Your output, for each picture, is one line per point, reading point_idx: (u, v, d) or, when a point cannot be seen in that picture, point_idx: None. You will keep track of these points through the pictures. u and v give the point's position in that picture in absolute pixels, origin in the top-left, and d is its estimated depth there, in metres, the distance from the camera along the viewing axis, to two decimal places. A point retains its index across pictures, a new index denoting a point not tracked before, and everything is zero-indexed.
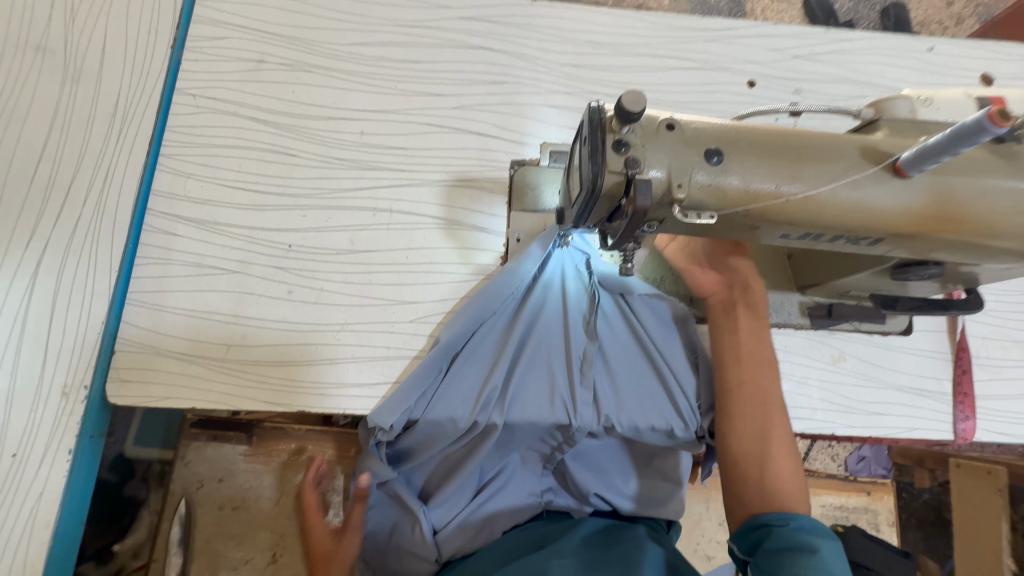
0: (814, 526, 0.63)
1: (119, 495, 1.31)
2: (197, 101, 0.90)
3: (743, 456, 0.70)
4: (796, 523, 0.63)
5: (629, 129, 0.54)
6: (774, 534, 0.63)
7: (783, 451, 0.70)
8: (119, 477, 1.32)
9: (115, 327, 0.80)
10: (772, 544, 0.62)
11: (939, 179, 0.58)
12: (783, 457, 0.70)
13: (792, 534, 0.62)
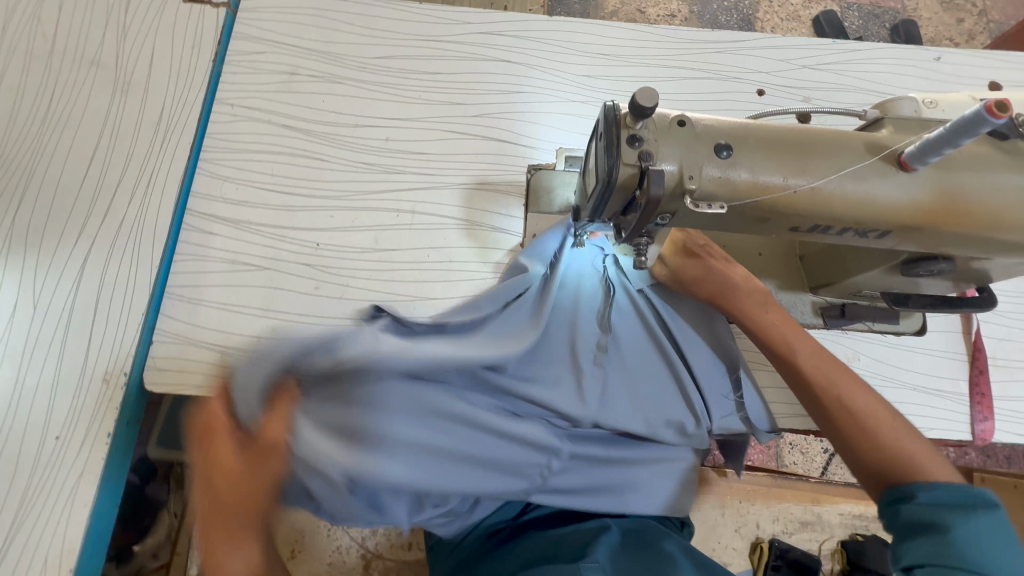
0: (951, 498, 0.58)
1: (140, 496, 1.32)
2: (235, 110, 0.96)
3: (849, 441, 0.68)
4: (928, 498, 0.59)
5: (642, 125, 0.57)
6: (904, 511, 0.60)
7: (890, 418, 0.68)
8: (142, 478, 1.33)
9: (154, 319, 0.85)
10: (903, 520, 0.60)
11: (944, 173, 0.60)
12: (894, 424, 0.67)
13: (923, 508, 0.59)
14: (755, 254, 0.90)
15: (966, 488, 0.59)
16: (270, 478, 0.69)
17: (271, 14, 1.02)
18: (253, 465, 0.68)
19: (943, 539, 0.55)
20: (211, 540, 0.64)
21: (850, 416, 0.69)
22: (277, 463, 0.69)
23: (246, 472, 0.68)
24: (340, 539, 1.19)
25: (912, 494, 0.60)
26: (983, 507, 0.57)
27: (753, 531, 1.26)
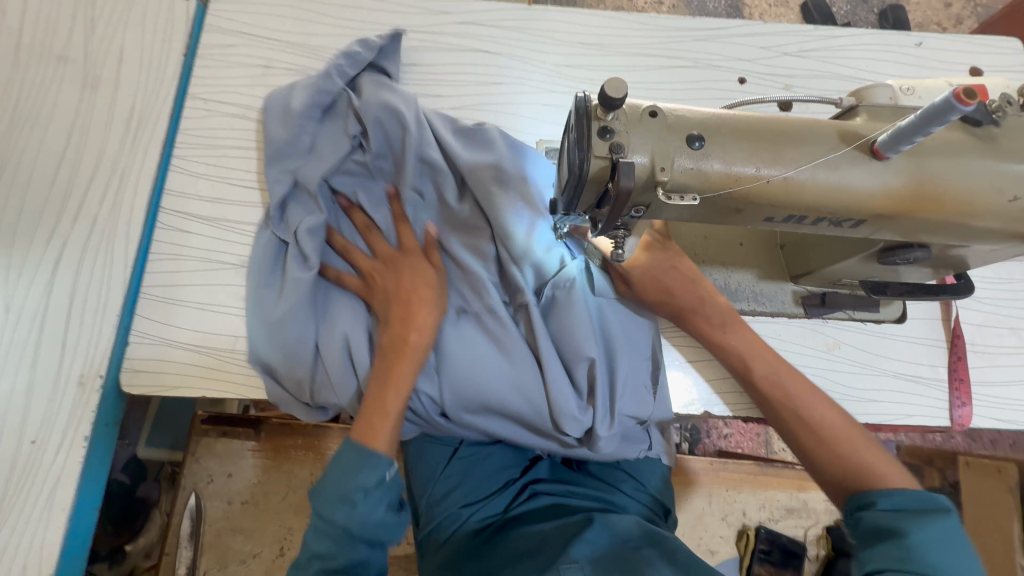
0: (907, 504, 0.62)
1: (131, 496, 1.34)
2: (207, 105, 0.95)
3: (811, 458, 0.71)
4: (885, 506, 0.63)
5: (613, 116, 0.57)
6: (864, 520, 0.63)
7: (860, 438, 0.69)
8: (131, 478, 1.35)
9: (130, 320, 0.84)
10: (866, 527, 0.63)
11: (917, 160, 0.59)
12: (863, 446, 0.69)
13: (885, 514, 0.62)
14: (736, 244, 0.91)
15: (918, 496, 0.63)
16: (435, 317, 0.77)
17: (244, 6, 1.00)
18: (402, 314, 0.76)
19: (903, 545, 0.58)
20: (390, 372, 0.73)
21: (819, 441, 0.70)
22: (415, 334, 0.75)
23: (416, 283, 0.78)
24: None
25: (873, 503, 0.63)
26: (938, 513, 0.61)
27: (739, 518, 1.27)
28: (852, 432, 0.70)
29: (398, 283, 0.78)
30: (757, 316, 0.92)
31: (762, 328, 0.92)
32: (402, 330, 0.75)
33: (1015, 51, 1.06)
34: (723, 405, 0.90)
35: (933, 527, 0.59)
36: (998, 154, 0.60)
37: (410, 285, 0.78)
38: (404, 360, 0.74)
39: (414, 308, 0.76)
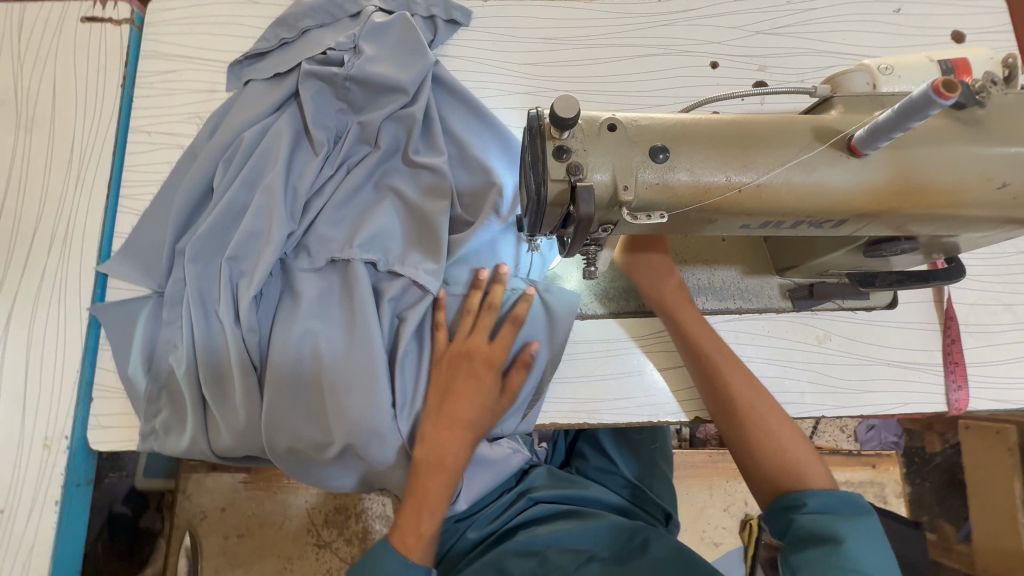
0: (829, 506, 0.68)
1: (136, 526, 1.36)
2: (152, 138, 0.89)
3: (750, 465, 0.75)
4: (812, 506, 0.69)
5: (569, 134, 0.52)
6: (798, 523, 0.69)
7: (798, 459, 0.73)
8: (134, 509, 1.37)
9: (91, 374, 0.80)
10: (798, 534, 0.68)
11: (897, 153, 0.56)
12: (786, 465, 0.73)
13: (814, 520, 0.68)
14: (717, 241, 0.90)
15: (841, 494, 0.70)
16: (481, 425, 0.77)
17: (183, 27, 0.94)
18: (450, 424, 0.75)
19: (839, 551, 0.64)
20: (422, 495, 0.74)
21: (762, 445, 0.74)
22: (451, 452, 0.75)
23: (467, 390, 0.76)
24: (330, 562, 1.18)
25: (802, 505, 0.69)
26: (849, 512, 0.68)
27: (741, 508, 1.27)
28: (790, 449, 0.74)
29: (438, 382, 0.77)
30: (744, 313, 0.89)
31: (750, 324, 0.88)
32: (432, 445, 0.74)
33: (998, 10, 1.01)
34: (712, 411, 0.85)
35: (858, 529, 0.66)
36: (981, 138, 0.56)
37: (457, 383, 0.77)
38: (437, 476, 0.74)
39: (449, 403, 0.76)
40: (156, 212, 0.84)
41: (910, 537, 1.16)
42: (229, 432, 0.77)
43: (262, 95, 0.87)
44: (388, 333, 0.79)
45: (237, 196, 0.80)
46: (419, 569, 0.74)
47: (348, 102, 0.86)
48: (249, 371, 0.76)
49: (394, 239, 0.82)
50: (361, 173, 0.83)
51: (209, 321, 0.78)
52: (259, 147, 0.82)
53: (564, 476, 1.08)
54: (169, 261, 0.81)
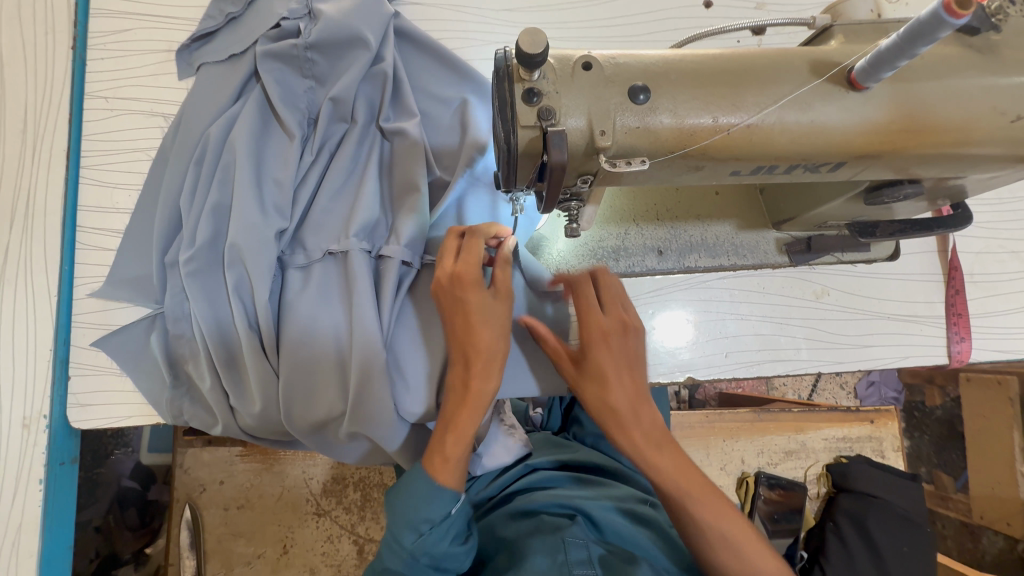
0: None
1: (146, 499, 1.39)
2: (109, 104, 0.84)
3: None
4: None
5: (540, 75, 0.48)
6: None
7: (733, 525, 0.61)
8: (142, 483, 1.39)
9: (66, 353, 0.78)
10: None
11: (900, 87, 0.51)
12: (713, 515, 0.61)
13: None
14: (710, 195, 0.85)
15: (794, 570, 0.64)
16: (501, 355, 0.70)
17: None
18: (465, 357, 0.69)
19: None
20: (453, 420, 0.67)
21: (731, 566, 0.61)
22: (479, 379, 0.68)
23: (486, 318, 0.69)
24: (331, 529, 1.19)
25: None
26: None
27: (738, 466, 1.28)
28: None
29: (452, 313, 0.70)
30: (739, 270, 0.85)
31: (745, 282, 0.85)
32: (465, 373, 0.68)
33: None
34: (705, 369, 0.83)
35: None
36: (996, 67, 0.51)
37: (465, 314, 0.69)
38: (462, 404, 0.68)
39: (467, 331, 0.69)
40: (140, 216, 0.80)
41: (908, 489, 1.15)
42: (259, 428, 0.79)
43: (221, 79, 0.82)
44: (393, 314, 0.78)
45: (221, 196, 0.76)
46: (449, 496, 0.65)
47: (314, 76, 0.81)
48: (264, 373, 0.75)
49: (387, 218, 0.81)
50: (346, 154, 0.80)
51: (218, 330, 0.75)
52: (228, 144, 0.77)
53: (562, 444, 1.09)
54: (161, 276, 0.77)
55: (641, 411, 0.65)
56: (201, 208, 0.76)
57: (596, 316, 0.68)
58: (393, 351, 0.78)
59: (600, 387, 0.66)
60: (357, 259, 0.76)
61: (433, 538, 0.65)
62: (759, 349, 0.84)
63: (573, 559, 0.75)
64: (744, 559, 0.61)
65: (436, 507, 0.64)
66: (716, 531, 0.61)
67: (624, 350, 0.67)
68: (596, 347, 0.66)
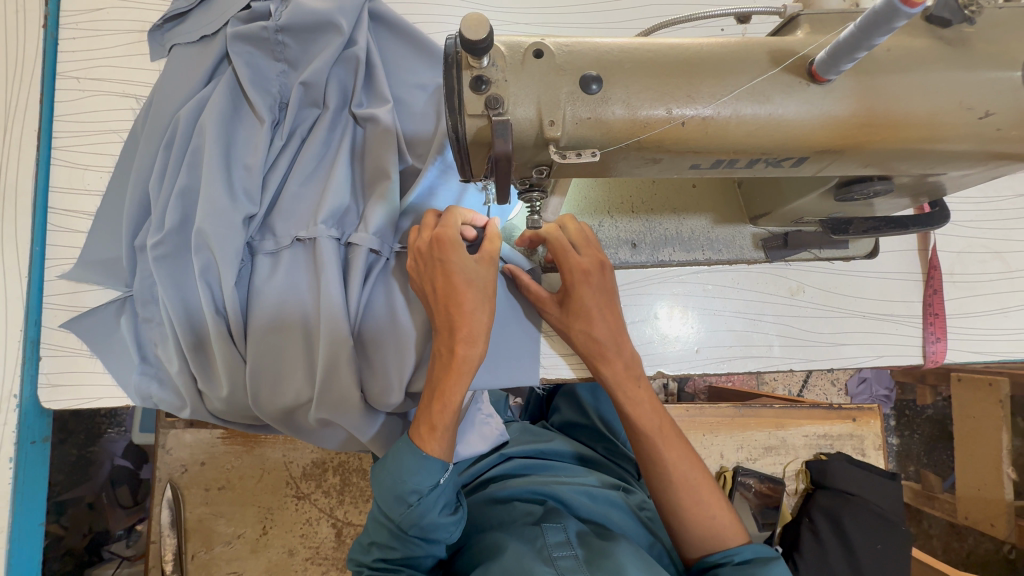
0: (760, 553, 0.64)
1: (137, 478, 1.41)
2: (82, 85, 0.84)
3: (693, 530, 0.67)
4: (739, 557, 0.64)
5: (488, 62, 0.46)
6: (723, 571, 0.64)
7: (691, 464, 0.69)
8: (135, 462, 1.41)
9: (37, 333, 0.79)
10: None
11: (863, 79, 0.49)
12: (675, 454, 0.69)
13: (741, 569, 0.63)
14: (688, 186, 0.84)
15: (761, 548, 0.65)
16: (484, 321, 0.69)
17: None
18: (448, 325, 0.69)
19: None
20: (440, 389, 0.67)
21: (692, 513, 0.67)
22: (464, 345, 0.68)
23: (470, 286, 0.69)
24: (310, 512, 1.21)
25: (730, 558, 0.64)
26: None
27: (717, 460, 1.28)
28: (711, 536, 0.67)
29: (435, 282, 0.70)
30: (714, 265, 0.84)
31: (720, 278, 0.84)
32: (448, 341, 0.68)
33: None
34: (676, 364, 0.82)
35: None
36: (966, 59, 0.50)
37: (450, 281, 0.68)
38: (447, 370, 0.68)
39: (452, 300, 0.68)
40: (109, 200, 0.80)
41: (886, 488, 1.15)
42: (227, 411, 0.79)
43: (192, 60, 0.81)
44: (361, 303, 0.78)
45: (191, 181, 0.76)
46: (437, 464, 0.66)
47: (286, 60, 0.80)
48: (231, 358, 0.75)
49: (358, 205, 0.81)
50: (317, 139, 0.79)
51: (186, 314, 0.76)
52: (197, 127, 0.77)
53: (537, 433, 1.10)
54: (131, 259, 0.77)
55: (621, 342, 0.71)
56: (168, 191, 0.76)
57: (575, 257, 0.69)
58: (362, 338, 0.78)
59: (586, 323, 0.72)
60: (326, 246, 0.76)
61: (422, 509, 0.67)
62: (730, 345, 0.83)
63: (551, 542, 0.75)
64: (700, 505, 0.67)
65: (426, 476, 0.66)
66: (678, 471, 0.68)
67: (603, 287, 0.71)
68: (578, 287, 0.70)
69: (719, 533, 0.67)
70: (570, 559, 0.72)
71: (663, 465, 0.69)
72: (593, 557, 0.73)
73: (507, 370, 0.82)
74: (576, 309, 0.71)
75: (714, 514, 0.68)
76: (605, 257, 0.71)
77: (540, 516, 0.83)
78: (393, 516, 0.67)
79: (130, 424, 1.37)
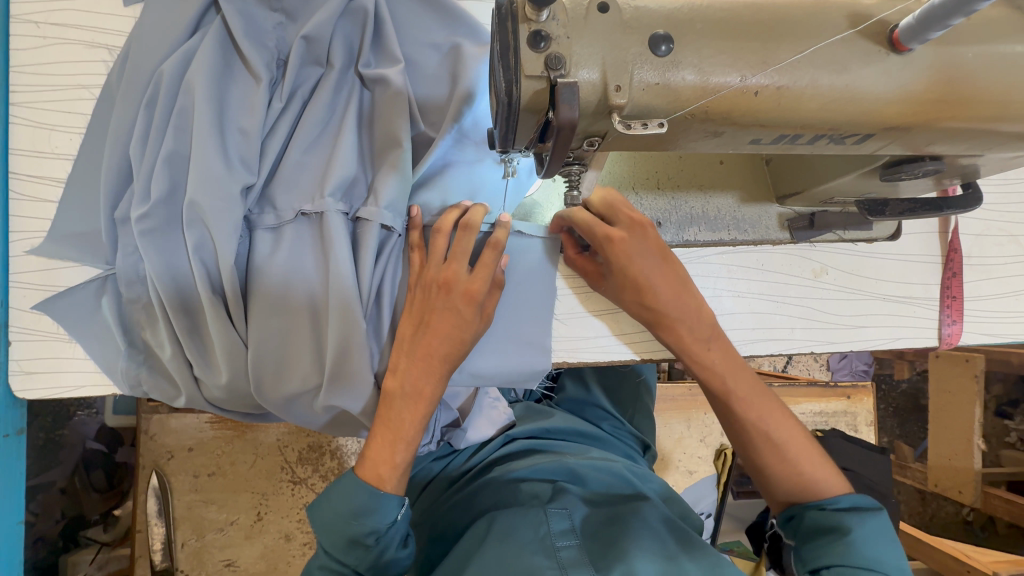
0: (856, 504, 0.62)
1: (113, 462, 1.35)
2: (42, 31, 0.73)
3: (791, 484, 0.65)
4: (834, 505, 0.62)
5: (548, 15, 0.41)
6: (809, 519, 0.63)
7: (777, 420, 0.66)
8: (109, 446, 1.35)
9: (5, 316, 0.71)
10: (807, 526, 0.63)
11: (941, 50, 0.46)
12: (755, 411, 0.66)
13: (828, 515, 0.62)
14: (715, 163, 0.80)
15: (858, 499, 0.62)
16: (451, 349, 0.66)
17: None
18: (423, 359, 0.66)
19: (848, 541, 0.59)
20: (397, 427, 0.65)
21: (780, 470, 0.65)
22: (430, 384, 0.66)
23: (446, 326, 0.66)
24: (306, 497, 1.17)
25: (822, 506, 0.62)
26: (901, 558, 0.60)
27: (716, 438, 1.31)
28: (802, 487, 0.64)
29: (416, 305, 0.68)
30: (738, 245, 0.82)
31: (744, 259, 0.82)
32: (411, 367, 0.66)
33: None
34: None
35: (875, 527, 0.60)
36: None
37: (430, 315, 0.66)
38: (413, 409, 0.65)
39: (424, 335, 0.66)
40: (81, 166, 0.71)
41: (878, 462, 1.19)
42: (229, 399, 0.73)
43: (173, 9, 0.71)
44: (373, 284, 0.72)
45: (178, 145, 0.67)
46: (392, 501, 0.64)
47: (284, 11, 0.72)
48: (230, 341, 0.69)
49: (366, 175, 0.74)
50: (321, 102, 0.71)
51: (178, 293, 0.68)
52: (183, 84, 0.68)
53: (542, 414, 1.07)
54: (110, 233, 0.69)
55: (686, 303, 0.68)
56: (153, 157, 0.67)
57: (604, 227, 0.66)
58: (374, 319, 0.74)
59: (640, 295, 0.69)
60: (333, 223, 0.69)
61: (379, 548, 0.64)
62: (753, 327, 0.81)
63: (555, 531, 0.73)
64: (786, 460, 0.64)
65: (383, 516, 0.63)
66: (760, 427, 0.65)
67: (649, 246, 0.66)
68: (621, 257, 0.66)
69: (812, 480, 0.64)
70: (572, 550, 0.70)
71: (746, 423, 0.66)
72: (598, 548, 0.71)
73: (526, 352, 0.79)
74: (624, 279, 0.69)
75: (803, 467, 0.64)
76: (639, 218, 0.66)
77: (547, 498, 0.80)
78: (348, 561, 0.64)
79: (100, 407, 1.31)
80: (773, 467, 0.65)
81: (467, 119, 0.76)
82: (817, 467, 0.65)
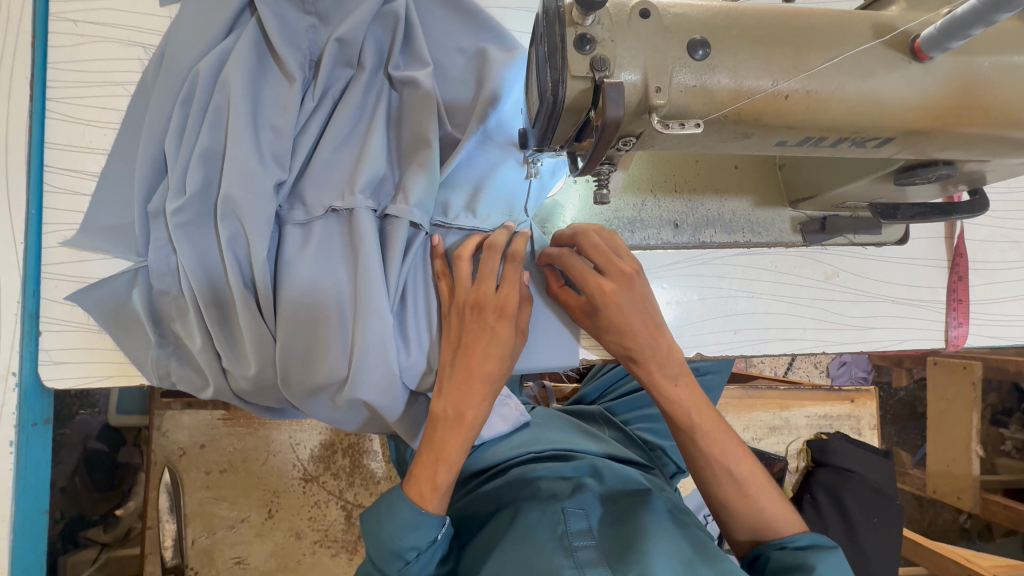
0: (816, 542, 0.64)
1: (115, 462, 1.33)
2: (80, 28, 0.75)
3: (753, 520, 0.66)
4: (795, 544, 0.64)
5: (594, 20, 0.44)
6: (773, 559, 0.64)
7: (737, 459, 0.66)
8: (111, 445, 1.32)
9: (37, 306, 0.72)
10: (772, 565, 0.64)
11: (958, 60, 0.48)
12: (718, 447, 0.66)
13: (789, 553, 0.63)
14: (730, 168, 0.83)
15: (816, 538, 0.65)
16: (495, 370, 0.68)
17: None
18: (465, 378, 0.67)
19: None
20: (436, 445, 0.66)
21: (739, 504, 0.66)
22: (473, 409, 0.66)
23: (486, 346, 0.67)
24: (318, 494, 1.17)
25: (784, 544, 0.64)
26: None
27: None
28: (761, 524, 0.66)
29: (461, 325, 0.70)
30: (752, 247, 0.84)
31: (759, 261, 0.84)
32: (451, 386, 0.67)
33: None
34: (712, 344, 0.82)
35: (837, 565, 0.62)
36: None
37: (475, 339, 0.68)
38: (457, 434, 0.66)
39: (465, 358, 0.68)
40: (116, 160, 0.72)
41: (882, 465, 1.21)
42: (254, 391, 0.74)
43: (208, 11, 0.73)
44: (399, 281, 0.73)
45: (213, 141, 0.69)
46: (433, 522, 0.65)
47: (317, 14, 0.74)
48: (259, 333, 0.70)
49: (394, 174, 0.76)
50: (351, 103, 0.73)
51: (210, 285, 0.70)
52: (219, 83, 0.69)
53: (563, 423, 1.07)
54: (143, 226, 0.70)
55: (664, 355, 0.66)
56: (188, 152, 0.69)
57: (597, 278, 0.66)
58: (399, 314, 0.75)
59: (620, 342, 0.67)
60: (361, 220, 0.71)
61: (418, 563, 0.67)
62: (767, 327, 0.83)
63: (573, 530, 0.74)
64: (746, 498, 0.66)
65: (423, 534, 0.65)
66: (721, 463, 0.66)
67: (635, 300, 0.66)
68: (610, 306, 0.66)
69: (774, 520, 0.66)
70: (590, 550, 0.71)
71: (707, 458, 0.66)
72: (614, 549, 0.71)
73: (546, 351, 0.81)
74: (606, 326, 0.68)
75: (765, 506, 0.66)
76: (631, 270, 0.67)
77: (565, 495, 0.81)
78: (388, 572, 0.66)
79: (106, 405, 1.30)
80: (732, 501, 0.66)
81: (493, 121, 0.78)
82: (776, 505, 0.67)
